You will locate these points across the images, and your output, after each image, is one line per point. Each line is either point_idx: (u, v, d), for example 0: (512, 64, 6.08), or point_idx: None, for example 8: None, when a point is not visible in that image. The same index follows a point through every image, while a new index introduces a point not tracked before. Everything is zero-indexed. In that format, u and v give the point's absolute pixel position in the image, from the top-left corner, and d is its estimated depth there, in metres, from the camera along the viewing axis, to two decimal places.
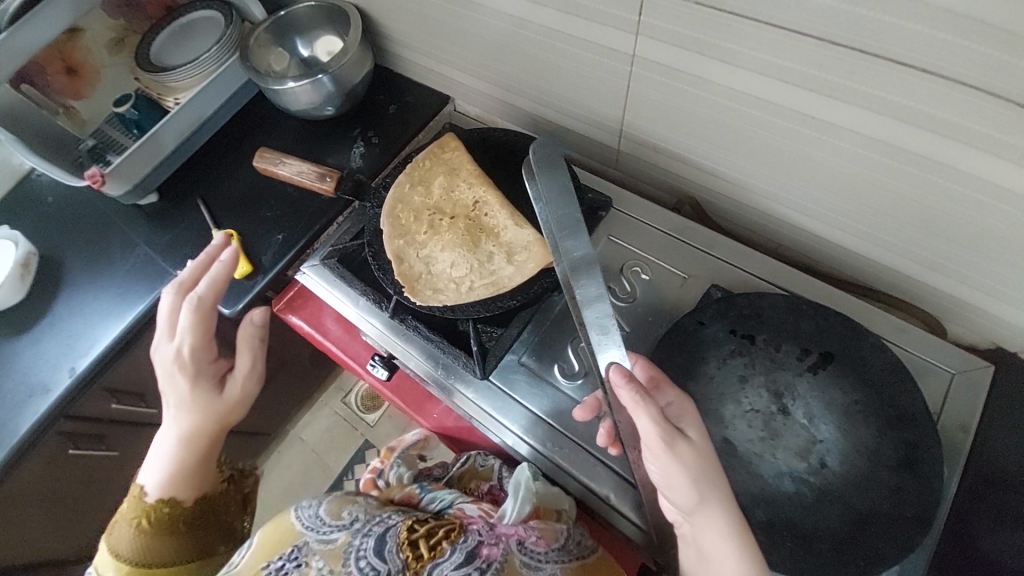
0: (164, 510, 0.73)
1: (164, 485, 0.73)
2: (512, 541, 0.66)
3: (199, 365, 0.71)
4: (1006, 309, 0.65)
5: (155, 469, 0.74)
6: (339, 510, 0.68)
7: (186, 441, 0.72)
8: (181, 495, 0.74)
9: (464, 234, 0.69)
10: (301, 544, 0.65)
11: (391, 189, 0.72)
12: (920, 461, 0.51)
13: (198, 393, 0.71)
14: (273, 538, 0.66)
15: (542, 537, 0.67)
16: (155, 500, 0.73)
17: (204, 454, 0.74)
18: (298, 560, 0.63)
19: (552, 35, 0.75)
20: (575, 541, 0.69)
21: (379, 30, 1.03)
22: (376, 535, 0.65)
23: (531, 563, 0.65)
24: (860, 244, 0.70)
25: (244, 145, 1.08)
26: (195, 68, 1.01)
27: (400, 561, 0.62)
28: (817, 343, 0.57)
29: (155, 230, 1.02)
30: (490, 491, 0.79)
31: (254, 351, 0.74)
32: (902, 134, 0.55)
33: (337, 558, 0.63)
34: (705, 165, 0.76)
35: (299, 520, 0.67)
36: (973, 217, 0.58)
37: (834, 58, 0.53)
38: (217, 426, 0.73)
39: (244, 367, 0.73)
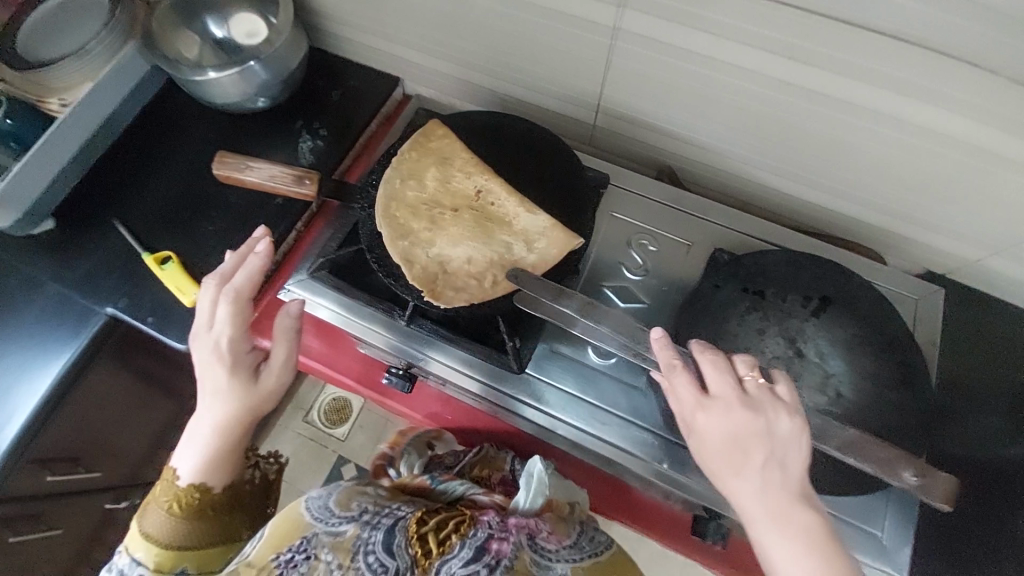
0: (195, 495, 0.67)
1: (194, 472, 0.66)
2: (522, 535, 0.68)
3: (236, 355, 0.64)
4: (937, 237, 0.76)
5: (188, 453, 0.67)
6: (348, 502, 0.69)
7: (224, 434, 0.65)
8: (212, 481, 0.67)
9: (473, 227, 0.66)
10: (309, 536, 0.65)
11: (381, 187, 0.66)
12: (913, 378, 0.61)
13: (233, 387, 0.64)
14: (280, 531, 0.65)
15: (553, 534, 0.69)
16: (185, 484, 0.67)
17: (240, 449, 0.68)
18: (308, 553, 0.64)
19: (526, 9, 0.72)
20: (590, 539, 0.71)
21: (310, 6, 0.91)
22: (385, 528, 0.66)
23: (541, 561, 0.67)
24: (821, 195, 0.79)
25: (159, 149, 0.91)
26: (78, 58, 0.82)
27: (409, 558, 0.65)
28: (815, 289, 0.63)
29: (62, 262, 0.84)
30: (502, 483, 0.83)
31: (292, 341, 0.65)
32: (868, 95, 0.62)
33: (346, 552, 0.64)
34: (682, 134, 0.79)
35: (308, 511, 0.67)
36: (920, 163, 0.67)
37: (813, 28, 0.58)
38: (253, 420, 0.66)
39: (283, 356, 0.65)
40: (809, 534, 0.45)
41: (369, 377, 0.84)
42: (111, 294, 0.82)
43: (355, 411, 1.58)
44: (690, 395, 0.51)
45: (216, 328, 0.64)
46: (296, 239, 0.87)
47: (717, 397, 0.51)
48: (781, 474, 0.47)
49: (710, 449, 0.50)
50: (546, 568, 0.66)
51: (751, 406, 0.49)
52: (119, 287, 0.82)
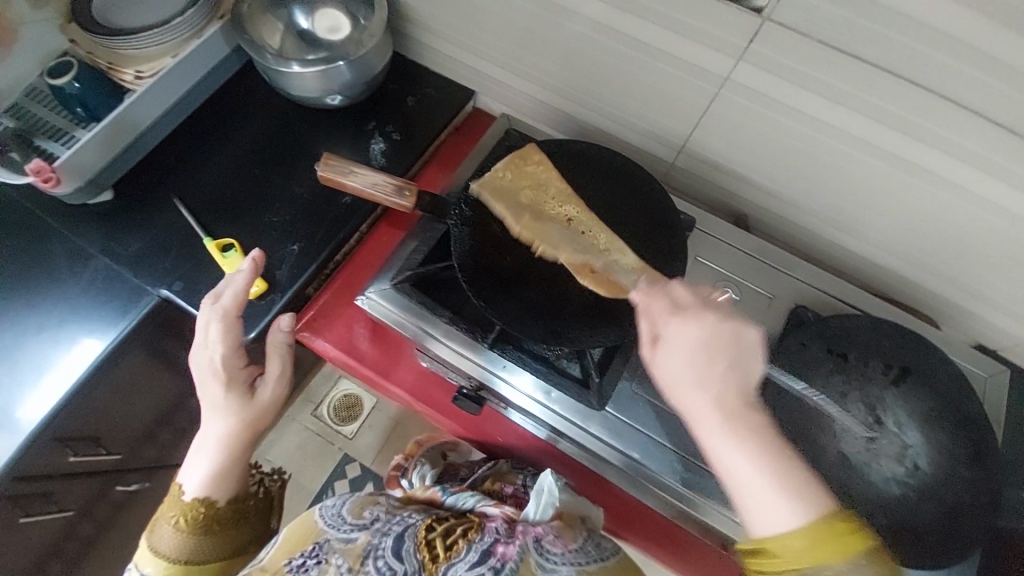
0: (200, 509, 0.63)
1: (199, 487, 0.63)
2: (528, 538, 0.60)
3: (231, 372, 0.64)
4: (999, 317, 0.78)
5: (193, 470, 0.64)
6: (361, 509, 0.64)
7: (224, 446, 0.63)
8: (217, 494, 0.64)
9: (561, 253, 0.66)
10: (322, 542, 0.61)
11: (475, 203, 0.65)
12: (986, 457, 0.61)
13: (231, 402, 0.63)
14: (292, 537, 0.61)
15: (560, 537, 0.61)
16: (190, 499, 0.63)
17: (245, 463, 0.66)
18: (319, 557, 0.59)
19: (633, 44, 0.72)
20: (596, 543, 0.62)
21: (399, 9, 0.90)
22: (395, 533, 0.61)
23: (547, 565, 0.58)
24: (892, 260, 0.80)
25: (227, 131, 0.89)
26: (162, 33, 0.79)
27: (416, 563, 0.59)
28: (896, 358, 0.64)
29: (114, 236, 0.80)
30: (512, 496, 0.76)
31: (287, 358, 0.67)
32: (967, 176, 0.63)
33: (357, 556, 0.59)
34: (763, 183, 0.80)
35: (321, 517, 0.63)
36: (1002, 246, 0.68)
37: (930, 106, 0.59)
38: (254, 433, 0.65)
39: (277, 370, 0.66)
40: (787, 470, 0.43)
41: (422, 390, 0.81)
42: (164, 274, 0.78)
43: (366, 410, 1.52)
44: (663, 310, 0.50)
45: (208, 347, 0.63)
46: (358, 241, 0.86)
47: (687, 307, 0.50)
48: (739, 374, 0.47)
49: (685, 392, 0.47)
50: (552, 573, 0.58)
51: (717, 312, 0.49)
52: (173, 268, 0.79)
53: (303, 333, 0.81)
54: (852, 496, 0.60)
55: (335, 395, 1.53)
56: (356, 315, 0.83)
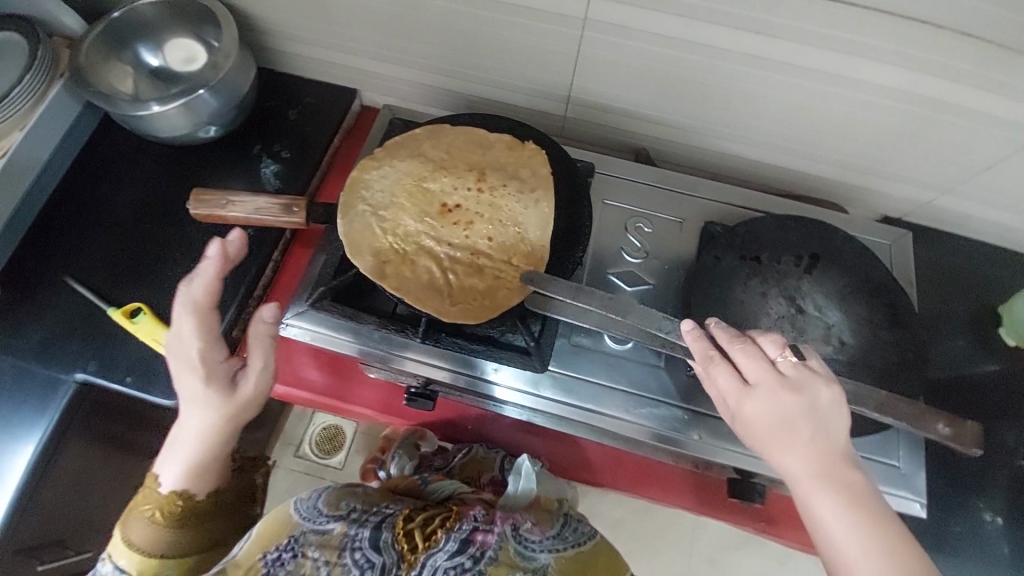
0: (179, 503, 0.58)
1: (176, 481, 0.58)
2: (507, 525, 0.62)
3: (209, 362, 0.57)
4: (894, 186, 0.82)
5: (168, 462, 0.59)
6: (338, 501, 0.60)
7: (206, 441, 0.58)
8: (195, 488, 0.59)
9: (456, 238, 0.66)
10: (297, 535, 0.57)
11: (361, 198, 0.66)
12: (901, 317, 0.65)
13: (210, 395, 0.57)
14: (269, 529, 0.58)
15: (537, 524, 0.63)
16: (167, 492, 0.58)
17: (224, 458, 0.60)
18: (294, 552, 0.56)
19: (488, 6, 0.71)
20: (572, 528, 0.64)
21: (251, 23, 0.86)
22: (373, 523, 0.58)
23: (525, 552, 0.60)
24: (789, 159, 0.83)
25: (106, 192, 0.83)
26: (3, 109, 0.73)
27: (395, 553, 0.57)
28: (804, 248, 0.67)
29: (10, 332, 0.75)
30: (492, 484, 0.79)
31: (271, 349, 0.60)
32: (827, 60, 0.66)
33: (333, 549, 0.56)
34: (653, 115, 0.81)
35: (296, 510, 0.59)
36: (876, 118, 0.72)
37: (774, 0, 0.61)
38: (237, 429, 0.59)
39: (261, 363, 0.59)
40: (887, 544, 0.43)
41: (378, 400, 0.79)
42: (76, 358, 0.74)
43: (349, 436, 1.49)
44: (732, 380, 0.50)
45: (183, 340, 0.57)
46: (275, 271, 0.82)
47: (758, 384, 0.50)
48: (829, 442, 0.48)
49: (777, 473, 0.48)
50: (530, 560, 0.60)
51: (794, 386, 0.49)
52: (85, 350, 0.74)
53: None
54: None
55: (313, 430, 1.49)
56: (292, 345, 0.80)
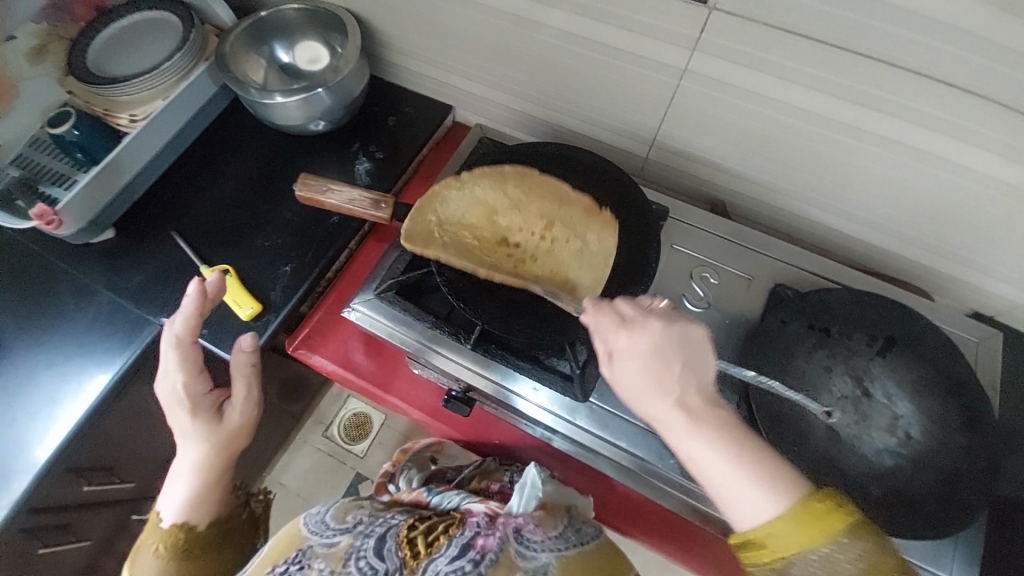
0: (180, 534, 0.63)
1: (178, 512, 0.63)
2: (509, 528, 0.60)
3: (194, 398, 0.63)
4: (989, 282, 0.77)
5: (171, 494, 0.64)
6: (345, 514, 0.62)
7: (198, 472, 0.63)
8: (195, 519, 0.63)
9: (511, 258, 0.69)
10: (305, 548, 0.58)
11: (443, 205, 0.69)
12: (980, 422, 0.59)
13: (197, 428, 0.63)
14: (279, 545, 0.60)
15: (540, 525, 0.62)
16: (170, 525, 0.63)
17: (220, 485, 0.65)
18: (301, 564, 0.56)
19: (591, 47, 0.75)
20: (575, 530, 0.62)
21: (373, 35, 0.95)
22: (377, 534, 0.59)
23: (527, 553, 0.58)
24: (874, 235, 0.79)
25: (220, 163, 0.93)
26: (150, 80, 0.85)
27: (398, 560, 0.56)
28: (880, 329, 0.63)
29: (119, 271, 0.84)
30: (499, 492, 0.77)
31: (252, 378, 0.66)
32: (931, 141, 0.63)
33: (339, 558, 0.56)
34: (736, 170, 0.81)
35: (305, 525, 0.61)
36: (979, 208, 0.68)
37: (882, 76, 0.60)
38: (228, 457, 0.64)
39: (240, 394, 0.65)
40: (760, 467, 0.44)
41: (417, 397, 0.82)
42: (165, 304, 0.82)
43: (375, 427, 1.53)
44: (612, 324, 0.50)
45: (170, 376, 0.63)
46: (348, 258, 0.88)
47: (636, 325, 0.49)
48: (698, 377, 0.47)
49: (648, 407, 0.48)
50: (531, 559, 0.57)
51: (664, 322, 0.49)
52: (173, 298, 0.82)
53: (299, 348, 0.84)
54: (844, 471, 0.58)
55: (345, 414, 1.54)
56: (348, 328, 0.85)
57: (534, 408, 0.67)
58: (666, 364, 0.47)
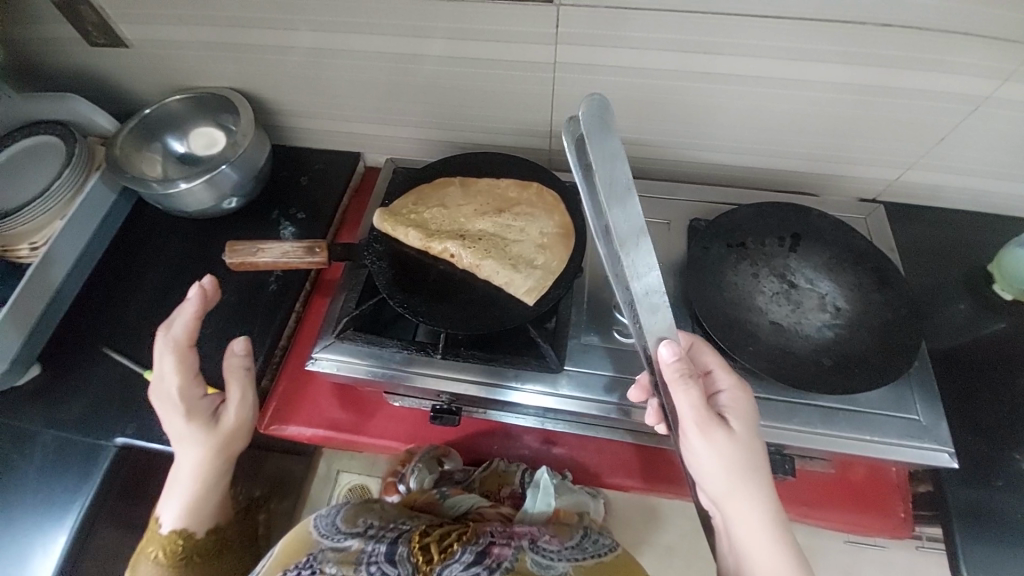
0: (179, 542, 0.68)
1: (177, 521, 0.67)
2: (524, 540, 0.64)
3: (192, 403, 0.63)
4: (859, 169, 0.89)
5: (168, 504, 0.67)
6: (354, 521, 0.64)
7: (196, 478, 0.65)
8: (193, 526, 0.68)
9: (466, 247, 0.68)
10: (314, 552, 0.59)
11: (399, 228, 0.70)
12: (890, 278, 0.68)
13: (195, 432, 0.63)
14: (286, 551, 0.60)
15: (553, 537, 0.66)
16: (168, 533, 0.67)
17: (216, 490, 0.67)
18: (313, 568, 0.56)
19: (469, 63, 0.82)
20: (591, 540, 0.66)
21: (265, 106, 0.97)
22: (389, 540, 0.61)
23: (542, 561, 0.61)
24: (760, 158, 0.90)
25: (138, 268, 0.90)
26: (44, 202, 0.82)
27: (410, 565, 0.57)
28: (785, 229, 0.72)
29: (55, 404, 0.79)
30: (511, 497, 0.82)
31: (246, 380, 0.66)
32: (769, 66, 0.74)
33: (350, 563, 0.57)
34: (632, 136, 0.89)
35: (315, 529, 0.63)
36: (827, 110, 0.79)
37: (711, 24, 0.70)
38: (224, 464, 0.66)
39: (237, 398, 0.65)
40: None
41: (406, 430, 0.81)
42: (116, 421, 0.77)
43: None
44: (691, 402, 0.53)
45: (165, 378, 0.63)
46: (297, 320, 0.87)
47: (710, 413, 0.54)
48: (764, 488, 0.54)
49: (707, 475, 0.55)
50: (549, 568, 0.60)
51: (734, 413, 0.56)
52: (124, 413, 0.78)
53: (272, 424, 0.81)
54: (798, 354, 0.64)
55: None
56: (316, 388, 0.84)
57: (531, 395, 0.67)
58: (746, 464, 0.54)
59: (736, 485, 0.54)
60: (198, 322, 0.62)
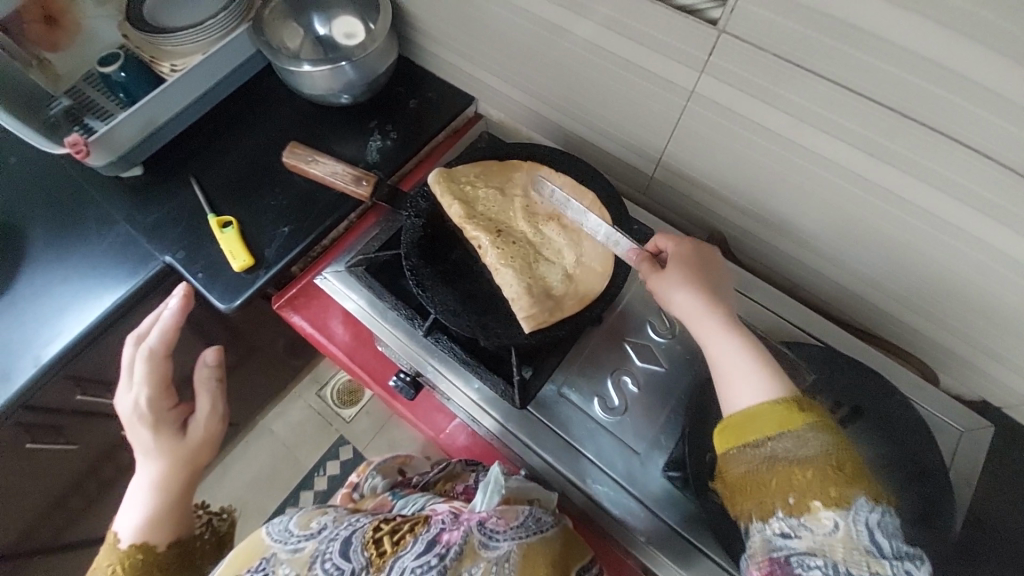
0: (138, 556, 0.60)
1: (137, 529, 0.61)
2: (472, 521, 0.58)
3: (158, 412, 0.67)
4: (999, 368, 0.70)
5: (126, 518, 0.62)
6: (309, 521, 0.60)
7: (154, 490, 0.63)
8: (154, 538, 0.61)
9: (496, 246, 0.65)
10: (268, 556, 0.55)
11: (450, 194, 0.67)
12: (936, 516, 0.54)
13: (158, 440, 0.65)
14: (242, 556, 0.56)
15: (502, 517, 0.60)
16: (127, 546, 0.60)
17: (180, 501, 0.64)
18: (265, 571, 0.54)
19: (603, 56, 0.74)
20: (534, 518, 0.62)
21: (408, 19, 0.97)
22: (342, 537, 0.56)
23: (489, 543, 0.57)
24: (880, 297, 0.74)
25: (247, 121, 0.98)
26: (196, 35, 0.91)
27: (364, 560, 0.53)
28: (848, 397, 0.60)
29: (139, 207, 0.90)
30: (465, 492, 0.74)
31: (215, 389, 0.70)
32: (943, 204, 0.58)
33: (304, 562, 0.54)
34: (740, 204, 0.77)
35: (268, 533, 0.58)
36: (990, 286, 0.62)
37: (893, 126, 0.56)
38: (189, 468, 0.66)
39: (206, 407, 0.69)
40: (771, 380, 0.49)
41: (382, 374, 0.84)
42: (172, 243, 0.87)
43: (365, 398, 1.49)
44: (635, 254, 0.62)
45: (134, 392, 0.67)
46: (345, 229, 0.91)
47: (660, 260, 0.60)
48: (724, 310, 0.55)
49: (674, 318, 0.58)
50: (495, 550, 0.57)
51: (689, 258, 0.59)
52: (180, 240, 0.87)
53: (283, 306, 0.87)
54: None
55: (340, 377, 1.50)
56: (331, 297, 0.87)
57: (479, 409, 0.66)
58: (696, 287, 0.56)
59: (683, 289, 0.56)
60: (177, 328, 0.70)
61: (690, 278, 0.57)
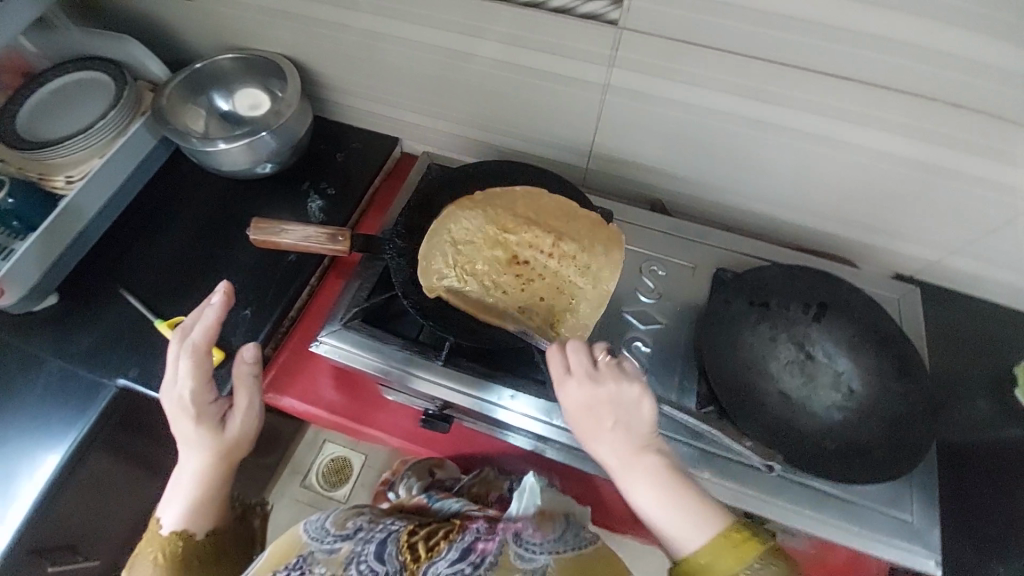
0: (179, 543, 0.66)
1: (178, 521, 0.66)
2: (508, 533, 0.63)
3: (201, 406, 0.65)
4: (903, 245, 0.85)
5: (171, 505, 0.66)
6: (345, 522, 0.66)
7: (199, 480, 0.65)
8: (194, 527, 0.66)
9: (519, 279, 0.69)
10: (306, 554, 0.62)
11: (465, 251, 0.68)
12: (912, 367, 0.65)
13: (200, 435, 0.64)
14: (278, 553, 0.63)
15: (539, 530, 0.64)
16: (168, 533, 0.66)
17: (217, 499, 0.67)
18: (302, 569, 0.60)
19: (519, 71, 0.81)
20: (572, 534, 0.64)
21: (314, 79, 0.98)
22: (377, 539, 0.63)
23: (526, 555, 0.60)
24: (801, 216, 0.87)
25: (166, 216, 0.92)
26: (87, 139, 0.84)
27: (398, 563, 0.60)
28: (812, 297, 0.70)
29: (66, 335, 0.81)
30: (499, 502, 0.84)
31: (253, 386, 0.67)
32: (827, 125, 0.72)
33: (339, 564, 0.60)
34: (670, 171, 0.87)
35: (305, 531, 0.65)
36: (879, 181, 0.77)
37: (775, 73, 0.68)
38: (228, 467, 0.67)
39: (246, 404, 0.66)
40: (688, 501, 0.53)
41: (397, 424, 0.82)
42: (122, 362, 0.79)
43: (356, 470, 1.40)
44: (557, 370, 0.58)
45: (178, 383, 0.64)
46: (311, 293, 0.88)
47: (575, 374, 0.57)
48: (633, 423, 0.56)
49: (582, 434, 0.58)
50: (530, 561, 0.59)
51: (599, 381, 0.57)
52: (130, 357, 0.79)
53: (269, 393, 0.82)
54: (799, 430, 0.63)
55: (323, 458, 1.41)
56: (316, 365, 0.84)
57: (517, 417, 0.67)
58: (608, 420, 0.56)
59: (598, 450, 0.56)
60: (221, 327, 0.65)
61: (590, 393, 0.56)
